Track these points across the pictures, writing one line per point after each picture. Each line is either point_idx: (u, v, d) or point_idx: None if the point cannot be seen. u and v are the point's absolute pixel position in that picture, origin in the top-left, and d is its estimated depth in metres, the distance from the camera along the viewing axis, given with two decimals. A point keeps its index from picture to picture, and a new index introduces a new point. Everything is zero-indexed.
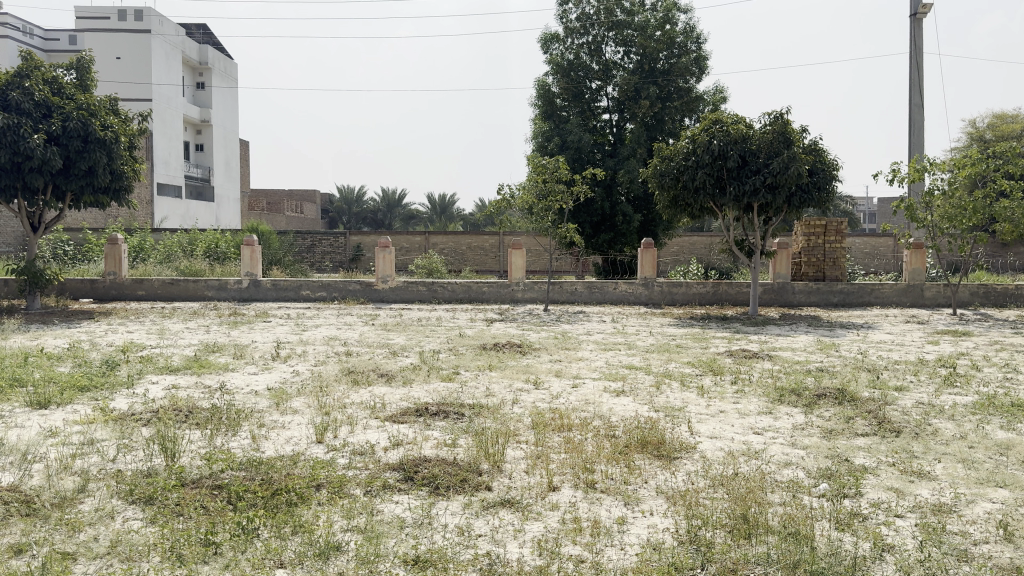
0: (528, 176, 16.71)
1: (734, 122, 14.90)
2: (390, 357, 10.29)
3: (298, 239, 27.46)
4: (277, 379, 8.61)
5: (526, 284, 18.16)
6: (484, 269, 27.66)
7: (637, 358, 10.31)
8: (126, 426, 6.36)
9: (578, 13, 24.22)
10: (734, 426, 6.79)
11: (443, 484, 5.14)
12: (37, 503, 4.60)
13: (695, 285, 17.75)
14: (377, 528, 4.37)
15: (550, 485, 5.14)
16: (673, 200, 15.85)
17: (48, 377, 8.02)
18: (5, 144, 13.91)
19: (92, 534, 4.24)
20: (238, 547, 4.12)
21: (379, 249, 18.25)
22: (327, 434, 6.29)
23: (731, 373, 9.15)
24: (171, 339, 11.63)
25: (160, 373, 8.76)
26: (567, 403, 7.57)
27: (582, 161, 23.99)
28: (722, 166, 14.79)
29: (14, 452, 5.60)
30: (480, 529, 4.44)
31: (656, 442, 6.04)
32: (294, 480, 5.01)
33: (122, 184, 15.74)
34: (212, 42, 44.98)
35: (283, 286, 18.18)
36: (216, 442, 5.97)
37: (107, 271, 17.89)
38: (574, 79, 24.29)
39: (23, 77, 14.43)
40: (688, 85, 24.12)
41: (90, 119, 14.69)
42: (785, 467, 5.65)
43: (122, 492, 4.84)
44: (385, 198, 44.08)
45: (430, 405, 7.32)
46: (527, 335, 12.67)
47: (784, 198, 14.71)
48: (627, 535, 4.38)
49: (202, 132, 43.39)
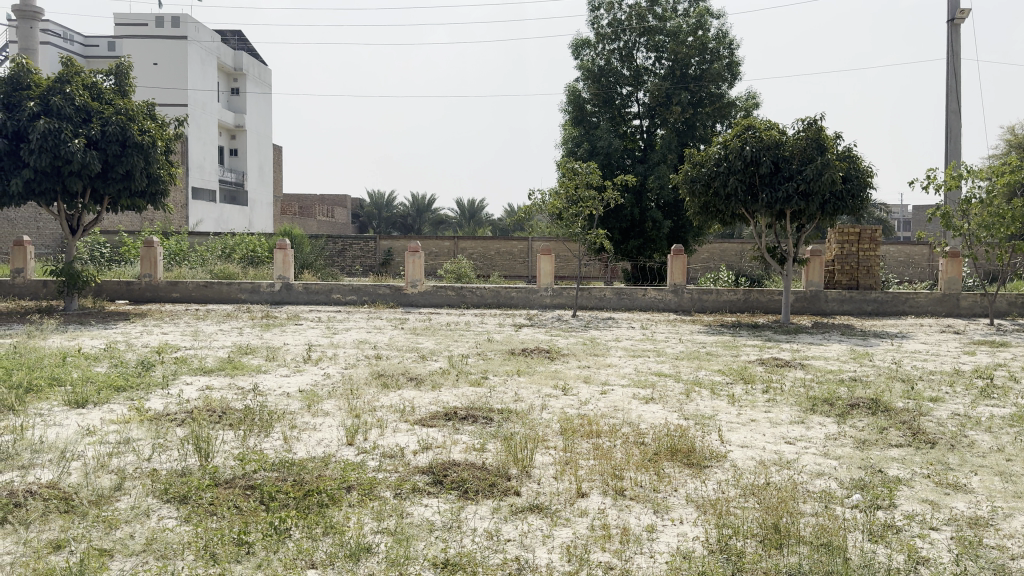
0: (558, 181, 16.68)
1: (767, 128, 14.79)
2: (419, 361, 10.34)
3: (329, 243, 27.62)
4: (309, 381, 8.69)
5: (554, 290, 18.08)
6: (512, 274, 27.72)
7: (667, 366, 10.24)
8: (161, 426, 6.46)
9: (609, 19, 24.23)
10: (766, 435, 6.73)
11: (471, 488, 5.15)
12: (75, 500, 4.69)
13: (726, 292, 17.60)
14: (407, 530, 4.40)
15: (578, 491, 5.13)
16: (703, 207, 15.73)
17: (85, 377, 8.17)
18: (46, 149, 14.21)
19: (128, 532, 4.31)
20: (271, 547, 4.16)
21: (409, 253, 18.32)
22: (357, 436, 6.34)
23: (762, 382, 9.04)
24: (204, 341, 11.79)
25: (195, 374, 8.89)
26: (595, 409, 7.56)
27: (612, 167, 23.94)
28: (754, 172, 14.68)
29: (53, 451, 5.72)
30: (509, 534, 4.44)
31: (686, 450, 6.00)
32: (325, 482, 5.05)
33: (158, 188, 16.03)
34: (246, 49, 45.60)
35: (314, 290, 18.32)
36: (249, 443, 6.05)
37: (143, 273, 18.18)
38: (605, 85, 24.26)
39: (64, 82, 14.74)
40: (720, 90, 23.94)
41: (128, 123, 14.97)
42: (817, 477, 5.57)
43: (158, 491, 4.91)
44: (415, 203, 44.43)
45: (460, 410, 7.33)
46: (556, 341, 12.63)
47: (818, 205, 14.52)
48: (656, 543, 4.36)
49: (236, 137, 43.86)
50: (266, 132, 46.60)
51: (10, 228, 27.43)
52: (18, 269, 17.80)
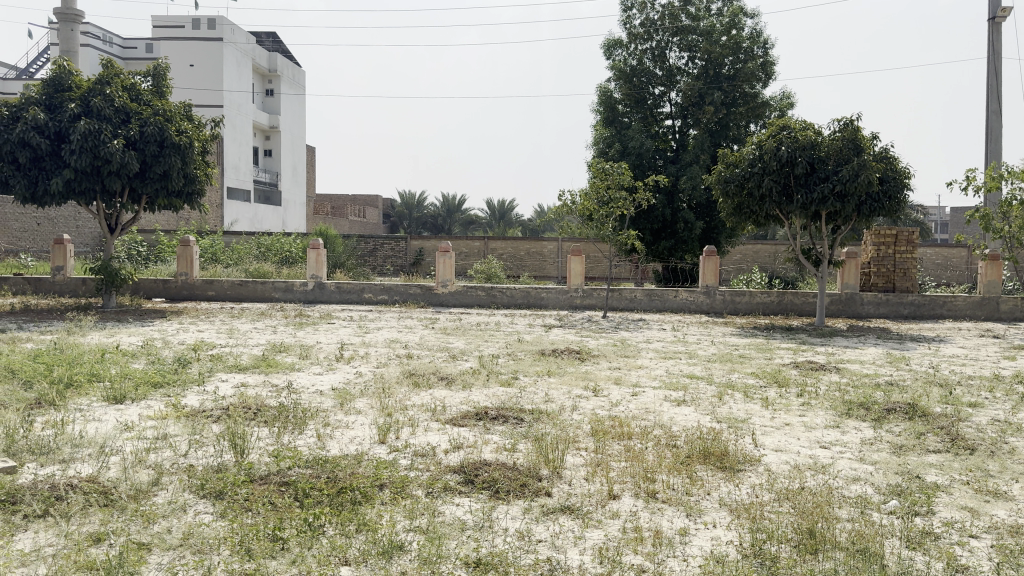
0: (590, 182, 16.63)
1: (802, 128, 14.62)
2: (450, 361, 10.36)
3: (361, 243, 27.80)
4: (341, 380, 8.76)
5: (585, 291, 18.04)
6: (542, 275, 27.69)
7: (699, 368, 10.17)
8: (197, 422, 6.55)
9: (642, 18, 24.13)
10: (800, 439, 6.64)
11: (503, 488, 5.15)
12: (115, 494, 4.78)
13: (759, 294, 17.42)
14: (439, 529, 4.41)
15: (610, 493, 5.11)
16: (737, 208, 15.57)
17: (123, 373, 8.31)
18: (86, 149, 14.49)
19: (165, 526, 4.38)
20: (305, 543, 4.20)
21: (439, 253, 18.38)
22: (389, 435, 6.38)
23: (797, 386, 8.93)
24: (239, 339, 11.95)
25: (230, 371, 9.00)
26: (627, 410, 7.52)
27: (644, 167, 23.84)
28: (789, 172, 14.50)
29: (92, 445, 5.83)
30: (541, 535, 4.43)
31: (719, 454, 5.94)
32: (358, 479, 5.09)
33: (195, 188, 16.28)
34: (281, 50, 46.06)
35: (346, 289, 18.46)
36: (283, 440, 6.11)
37: (179, 272, 18.47)
38: (636, 85, 24.17)
39: (104, 84, 15.00)
40: (754, 90, 23.67)
41: (166, 124, 15.21)
42: (853, 482, 5.49)
43: (195, 486, 4.98)
44: (445, 203, 44.60)
45: (491, 410, 7.34)
46: (586, 342, 12.60)
47: (854, 206, 14.32)
48: (689, 547, 4.32)
49: (271, 137, 44.38)
50: (300, 133, 47.08)
51: (50, 227, 28.05)
52: (58, 267, 18.17)
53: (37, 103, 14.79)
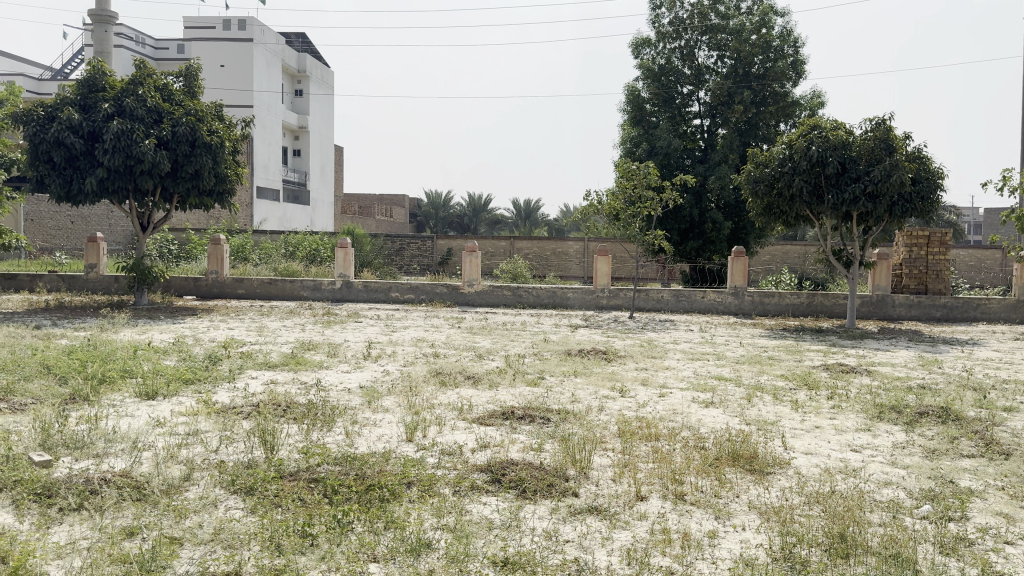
0: (617, 181, 16.55)
1: (833, 127, 14.45)
2: (476, 361, 10.36)
3: (388, 242, 27.92)
4: (369, 378, 8.80)
5: (611, 291, 17.98)
6: (568, 275, 27.61)
7: (727, 370, 10.09)
8: (228, 419, 6.62)
9: (671, 17, 24.00)
10: (831, 442, 6.58)
11: (530, 488, 5.15)
12: (147, 489, 4.85)
13: (788, 295, 17.23)
14: (467, 528, 4.42)
15: (638, 494, 5.09)
16: (767, 208, 15.41)
17: (156, 369, 8.42)
18: (119, 149, 14.71)
19: (197, 521, 4.43)
20: (334, 540, 4.23)
21: (466, 253, 18.42)
22: (417, 433, 6.40)
23: (827, 388, 8.82)
24: (268, 336, 12.05)
25: (259, 368, 9.10)
26: (654, 412, 7.49)
27: (671, 167, 23.70)
28: (820, 172, 14.35)
29: (125, 440, 5.91)
30: (568, 535, 4.42)
31: (748, 456, 5.89)
32: (387, 476, 5.12)
33: (225, 188, 16.47)
34: (309, 51, 46.40)
35: (374, 288, 18.55)
36: (312, 437, 6.16)
37: (209, 270, 18.68)
38: (665, 84, 24.05)
39: (137, 84, 15.20)
40: (785, 89, 23.42)
41: (197, 124, 15.39)
42: (885, 486, 5.42)
43: (225, 482, 5.03)
44: (471, 203, 44.69)
45: (517, 409, 7.35)
46: (613, 342, 12.57)
47: (886, 207, 14.13)
48: (718, 549, 4.29)
49: (300, 137, 44.76)
50: (328, 133, 47.43)
51: (84, 225, 28.54)
52: (91, 265, 18.46)
53: (71, 103, 15.03)
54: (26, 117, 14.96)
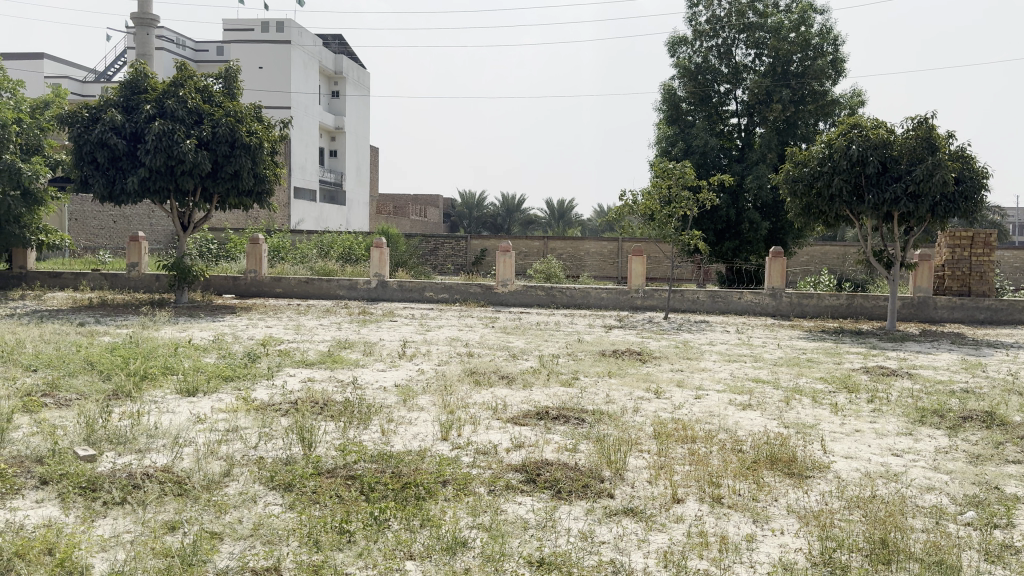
0: (652, 181, 16.45)
1: (874, 126, 14.20)
2: (510, 360, 10.37)
3: (422, 242, 28.08)
4: (403, 377, 8.84)
5: (646, 291, 17.88)
6: (602, 275, 27.51)
7: (765, 372, 9.99)
8: (267, 415, 6.71)
9: (708, 15, 23.80)
10: (871, 446, 6.47)
11: (565, 488, 5.13)
12: (188, 484, 4.93)
13: (827, 297, 16.99)
14: (502, 527, 4.42)
15: (674, 496, 5.04)
16: (806, 208, 15.21)
17: (196, 367, 8.56)
18: (161, 149, 14.95)
19: (237, 516, 4.48)
20: (370, 537, 4.25)
21: (500, 252, 18.44)
22: (451, 432, 6.42)
23: (868, 392, 8.67)
24: (306, 335, 12.19)
25: (297, 366, 9.21)
26: (690, 413, 7.42)
27: (708, 167, 23.51)
28: (860, 172, 14.12)
29: (167, 436, 6.02)
30: (604, 537, 4.40)
31: (787, 460, 5.82)
32: (422, 475, 5.15)
33: (264, 188, 16.68)
34: (346, 52, 46.83)
35: (409, 287, 18.66)
36: (349, 434, 6.22)
37: (248, 269, 18.94)
38: (701, 83, 23.88)
39: (178, 86, 15.44)
40: (824, 88, 23.07)
41: (237, 125, 15.61)
42: (927, 491, 5.32)
43: (264, 478, 5.10)
44: (505, 203, 44.75)
45: (552, 409, 7.33)
46: (648, 343, 12.51)
47: (928, 207, 13.87)
48: (756, 553, 4.24)
49: (337, 138, 45.20)
50: (364, 133, 47.84)
51: (127, 224, 29.12)
52: (134, 264, 18.82)
53: (115, 105, 15.32)
54: (71, 119, 15.30)
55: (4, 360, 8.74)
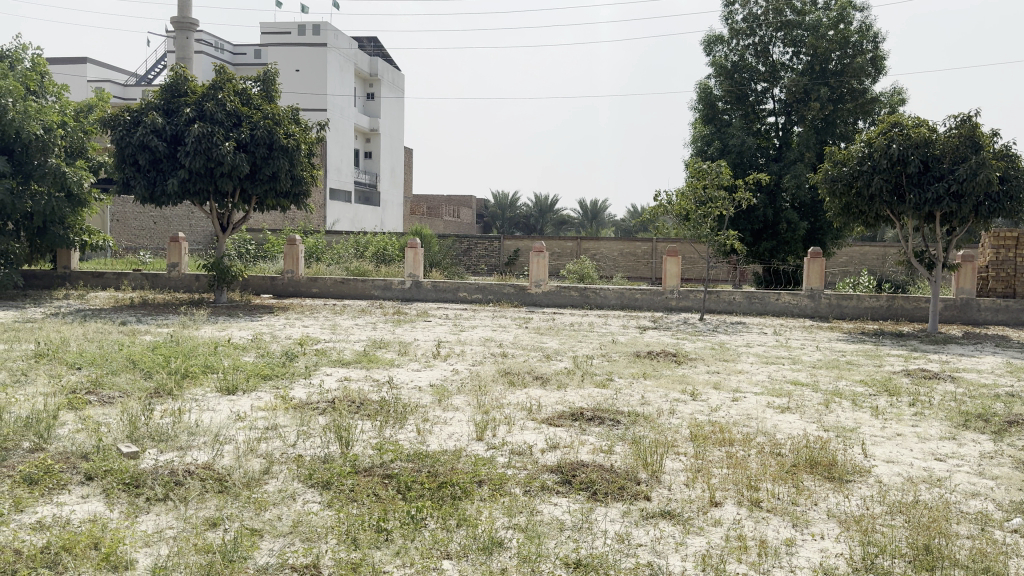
0: (687, 181, 16.34)
1: (916, 125, 13.95)
2: (544, 361, 10.38)
3: (456, 243, 28.20)
4: (438, 377, 8.87)
5: (681, 292, 17.76)
6: (636, 276, 27.38)
7: (803, 374, 9.86)
8: (305, 414, 6.78)
9: (745, 13, 23.58)
10: (913, 450, 6.35)
11: (601, 491, 5.11)
12: (229, 482, 5.00)
13: (867, 298, 16.73)
14: (538, 528, 4.42)
15: (712, 499, 5.00)
16: (845, 208, 14.97)
17: (236, 365, 8.69)
18: (200, 151, 15.18)
19: (276, 513, 4.54)
20: (408, 535, 4.28)
21: (534, 253, 18.43)
22: (487, 433, 6.43)
23: (909, 395, 8.51)
24: (341, 334, 12.30)
25: (333, 365, 9.31)
26: (727, 416, 7.36)
27: (744, 166, 23.27)
28: (901, 171, 13.87)
29: (207, 434, 6.11)
30: (641, 539, 4.37)
31: (827, 464, 5.73)
32: (458, 475, 5.16)
33: (301, 189, 16.87)
34: (381, 54, 47.15)
35: (442, 288, 18.74)
36: (385, 433, 6.27)
37: (285, 269, 19.17)
38: (738, 81, 23.67)
39: (217, 89, 15.65)
40: (862, 86, 22.79)
41: (274, 127, 15.82)
42: (972, 498, 5.20)
43: (303, 476, 5.16)
44: (538, 204, 44.72)
45: (587, 410, 7.31)
46: (683, 344, 12.41)
47: (971, 207, 13.58)
48: (795, 558, 4.19)
49: (371, 140, 45.52)
50: (399, 134, 48.18)
51: (167, 225, 29.64)
52: (174, 264, 19.16)
53: (155, 108, 15.59)
54: (113, 122, 15.60)
55: (50, 358, 8.94)
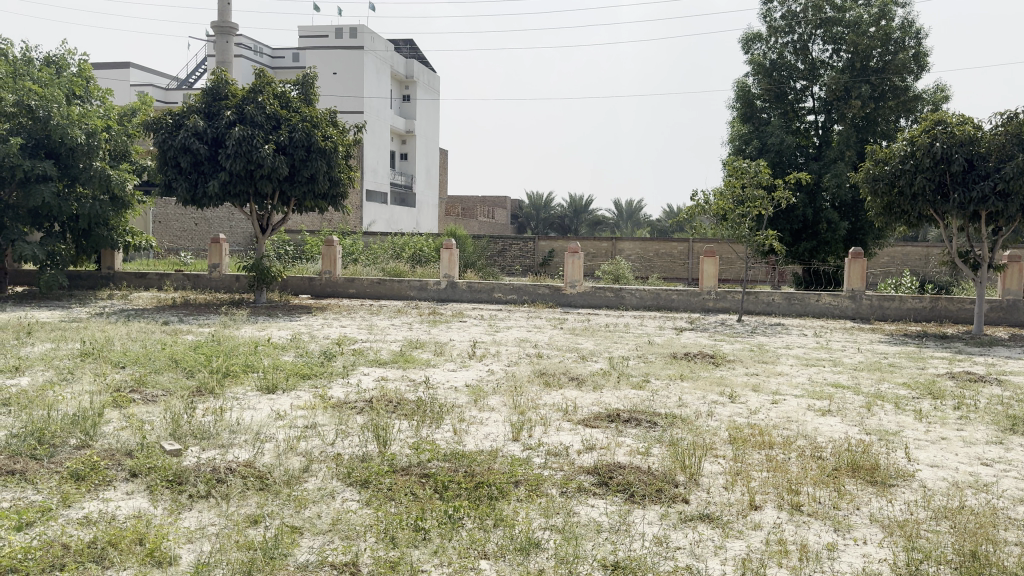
0: (725, 181, 16.19)
1: (960, 122, 13.66)
2: (580, 361, 10.36)
3: (491, 244, 28.28)
4: (474, 377, 8.90)
5: (718, 293, 17.59)
6: (672, 276, 27.21)
7: (844, 376, 9.71)
8: (343, 413, 6.85)
9: (783, 11, 23.32)
10: (958, 455, 6.22)
11: (638, 492, 5.09)
12: (270, 479, 5.07)
13: (910, 299, 16.42)
14: (575, 529, 4.41)
15: (751, 503, 4.94)
16: (887, 207, 14.72)
17: (275, 364, 8.80)
18: (241, 154, 15.40)
19: (316, 511, 4.60)
20: (445, 535, 4.30)
21: (570, 254, 18.40)
22: (523, 433, 6.43)
23: (954, 398, 8.33)
24: (378, 334, 12.40)
25: (371, 365, 9.39)
26: (767, 419, 7.26)
27: (783, 165, 22.97)
28: (945, 170, 13.59)
29: (249, 432, 6.20)
30: (679, 542, 4.34)
31: (869, 468, 5.64)
32: (495, 475, 5.17)
33: (339, 191, 17.04)
34: (417, 56, 47.44)
35: (478, 288, 18.80)
36: (422, 433, 6.31)
37: (323, 270, 19.38)
38: (776, 79, 23.43)
39: (257, 92, 15.89)
40: (905, 83, 22.27)
41: (313, 130, 16.00)
42: (1021, 504, 5.07)
43: (342, 474, 5.21)
44: (572, 204, 44.65)
45: (623, 411, 7.29)
46: (721, 345, 12.30)
47: (1019, 206, 13.25)
48: (837, 563, 4.13)
49: (407, 142, 45.80)
50: (434, 136, 48.42)
51: (208, 227, 30.15)
52: (215, 265, 19.47)
53: (197, 112, 15.87)
54: (156, 125, 15.89)
55: (96, 356, 9.15)
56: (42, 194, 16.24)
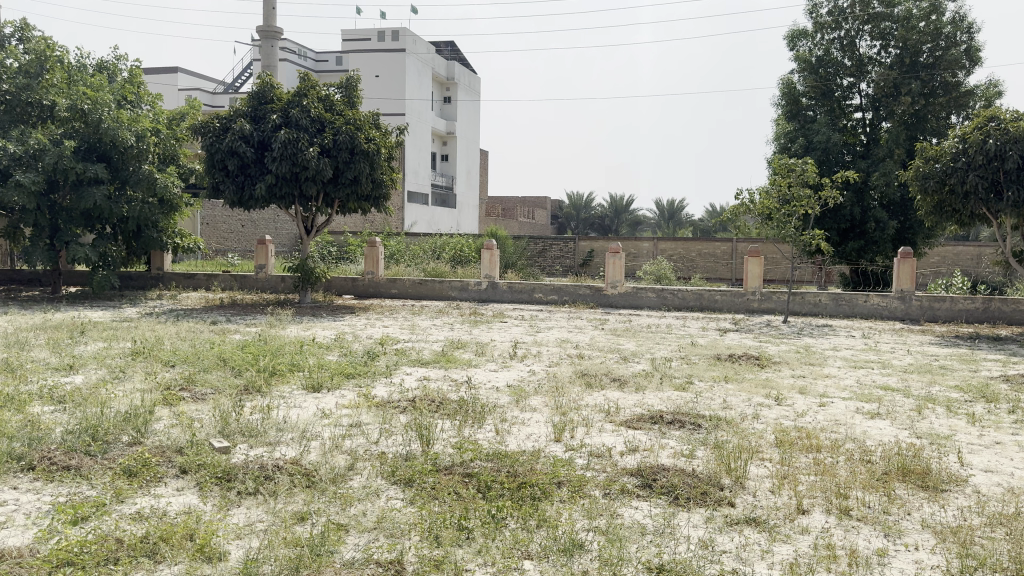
0: (770, 180, 15.97)
1: (1015, 118, 13.29)
2: (621, 362, 10.31)
3: (531, 244, 28.28)
4: (516, 378, 8.91)
5: (762, 293, 17.34)
6: (714, 276, 26.93)
7: (894, 379, 9.51)
8: (387, 412, 6.91)
9: (830, 7, 22.94)
10: (1014, 460, 6.05)
11: (683, 495, 5.04)
12: (316, 477, 5.14)
13: (961, 300, 16.02)
14: (620, 531, 4.39)
15: (799, 507, 4.87)
16: (937, 206, 14.41)
17: (320, 364, 8.91)
18: (286, 156, 15.64)
19: (361, 509, 4.65)
20: (489, 534, 4.32)
21: (612, 253, 18.28)
22: (565, 434, 6.43)
23: (1009, 402, 8.11)
24: (420, 334, 12.48)
25: (413, 365, 9.45)
26: (814, 422, 7.15)
27: (830, 163, 22.57)
28: (999, 168, 13.19)
29: (295, 430, 6.28)
30: (725, 546, 4.29)
31: (920, 472, 5.51)
32: (538, 475, 5.18)
33: (381, 192, 17.19)
34: (458, 58, 47.69)
35: (519, 288, 18.82)
36: (464, 433, 6.33)
37: (366, 270, 19.57)
38: (823, 76, 23.07)
39: (302, 96, 16.11)
40: (957, 78, 21.68)
41: (356, 132, 16.16)
42: None
43: (386, 473, 5.26)
44: (613, 204, 44.46)
45: (666, 413, 7.24)
46: (766, 347, 12.15)
47: None
48: (888, 569, 4.05)
49: (448, 143, 46.04)
50: (475, 137, 48.60)
51: (254, 228, 30.75)
52: (261, 266, 19.78)
53: (243, 115, 16.15)
54: (204, 129, 16.19)
55: (146, 355, 9.36)
56: (94, 197, 16.67)
